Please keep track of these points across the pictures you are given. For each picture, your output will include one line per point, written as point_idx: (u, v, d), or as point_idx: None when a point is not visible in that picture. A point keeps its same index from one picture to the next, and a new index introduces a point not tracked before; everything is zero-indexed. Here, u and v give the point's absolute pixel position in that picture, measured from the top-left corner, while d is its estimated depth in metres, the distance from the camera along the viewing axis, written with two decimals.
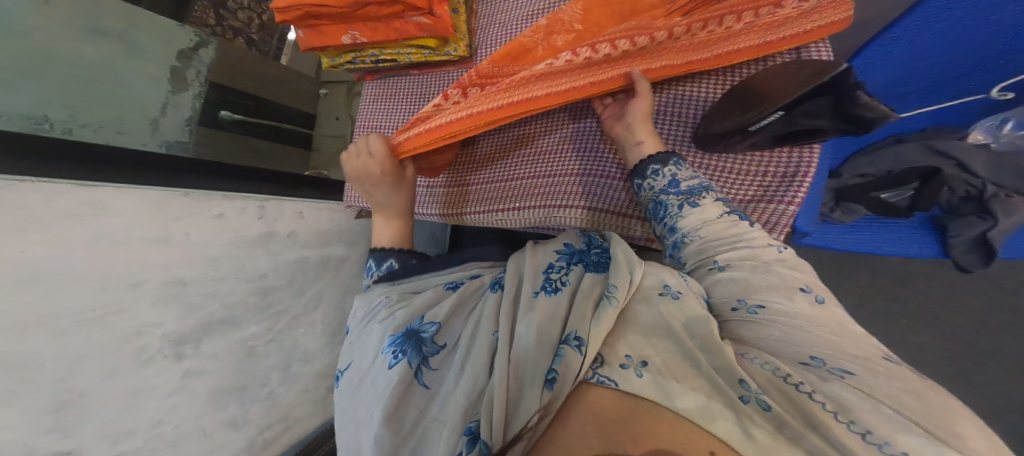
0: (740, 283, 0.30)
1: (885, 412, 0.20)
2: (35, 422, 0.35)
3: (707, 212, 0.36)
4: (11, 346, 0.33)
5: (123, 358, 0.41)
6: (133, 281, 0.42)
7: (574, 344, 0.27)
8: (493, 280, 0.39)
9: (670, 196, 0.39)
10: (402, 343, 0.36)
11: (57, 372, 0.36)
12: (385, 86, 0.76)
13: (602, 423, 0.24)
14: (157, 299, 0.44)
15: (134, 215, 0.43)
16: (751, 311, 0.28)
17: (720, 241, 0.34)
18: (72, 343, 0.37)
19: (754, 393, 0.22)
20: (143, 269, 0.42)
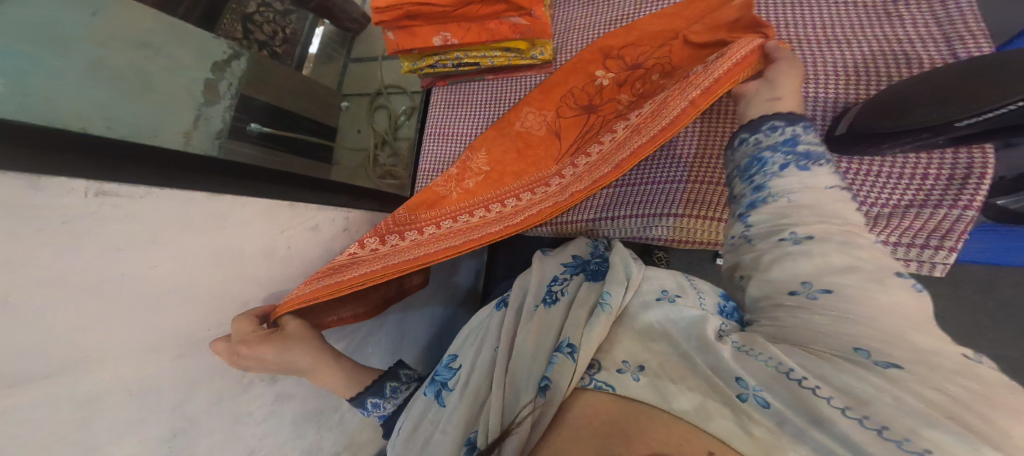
0: (819, 263, 0.31)
1: (908, 407, 0.23)
2: (159, 444, 0.53)
3: (818, 178, 0.36)
4: (153, 375, 0.50)
5: (229, 382, 0.60)
6: (244, 300, 0.60)
7: (567, 351, 0.34)
8: (499, 299, 0.48)
9: (776, 155, 0.39)
10: (429, 380, 0.43)
11: (179, 394, 0.53)
12: (456, 92, 0.87)
13: (602, 422, 0.28)
14: None
15: (251, 226, 0.56)
16: (810, 298, 0.31)
17: (823, 214, 0.34)
18: (188, 365, 0.54)
19: (751, 388, 0.27)
20: (253, 288, 0.61)
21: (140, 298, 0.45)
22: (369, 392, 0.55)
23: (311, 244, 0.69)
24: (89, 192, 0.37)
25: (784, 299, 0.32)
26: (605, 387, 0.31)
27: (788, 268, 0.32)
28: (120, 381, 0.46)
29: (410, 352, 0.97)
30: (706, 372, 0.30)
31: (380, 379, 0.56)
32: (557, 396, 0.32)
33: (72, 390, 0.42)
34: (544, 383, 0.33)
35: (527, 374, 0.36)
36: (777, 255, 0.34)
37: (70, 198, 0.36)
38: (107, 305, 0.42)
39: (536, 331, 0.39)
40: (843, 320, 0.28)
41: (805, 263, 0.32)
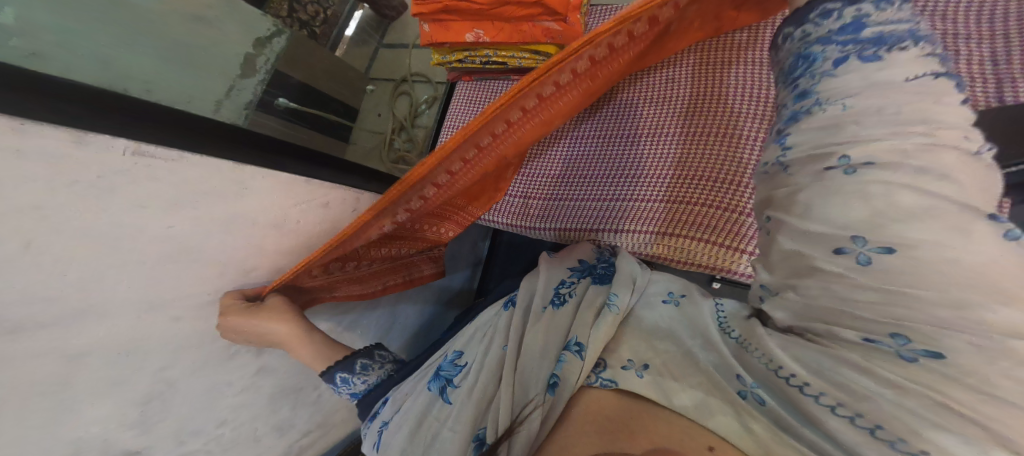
0: (879, 207, 0.24)
1: (918, 402, 0.22)
2: (137, 401, 0.54)
3: (894, 70, 0.27)
4: (144, 334, 0.51)
5: (216, 350, 0.62)
6: (247, 270, 0.62)
7: (575, 350, 0.36)
8: (506, 299, 0.50)
9: (830, 47, 0.30)
10: (432, 379, 0.44)
11: (166, 355, 0.55)
12: (480, 88, 0.91)
13: (610, 421, 0.31)
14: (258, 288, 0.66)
15: (268, 197, 0.58)
16: (860, 261, 0.24)
17: (898, 122, 0.26)
18: (180, 329, 0.55)
19: (746, 387, 0.31)
20: (258, 259, 0.62)
21: (147, 258, 0.47)
22: (339, 367, 0.55)
23: (319, 220, 0.71)
24: (127, 152, 0.39)
25: (824, 261, 0.26)
26: (610, 384, 0.33)
27: (828, 214, 0.26)
28: (114, 338, 0.48)
29: (397, 338, 0.99)
30: (707, 369, 0.34)
31: (353, 355, 0.56)
32: (564, 393, 0.34)
33: (67, 345, 0.44)
34: (554, 381, 0.36)
35: (535, 371, 0.38)
36: (817, 188, 0.27)
37: (110, 154, 0.38)
38: (114, 265, 0.44)
39: (544, 330, 0.41)
40: (887, 300, 0.24)
41: (859, 204, 0.25)
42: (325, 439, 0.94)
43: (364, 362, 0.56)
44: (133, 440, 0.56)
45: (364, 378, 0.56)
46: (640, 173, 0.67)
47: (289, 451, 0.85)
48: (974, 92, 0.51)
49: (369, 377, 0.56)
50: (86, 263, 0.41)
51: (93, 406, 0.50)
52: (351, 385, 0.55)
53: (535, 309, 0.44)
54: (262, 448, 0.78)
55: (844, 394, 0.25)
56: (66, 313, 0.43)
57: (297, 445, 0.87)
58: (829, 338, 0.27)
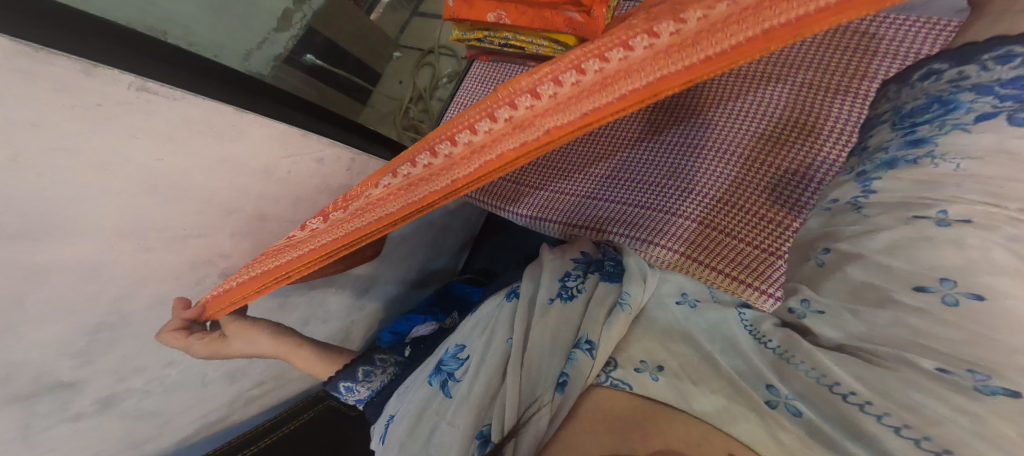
0: (974, 256, 0.26)
1: (964, 410, 0.24)
2: (81, 330, 0.52)
3: None
4: (105, 258, 0.50)
5: (179, 286, 0.61)
6: (228, 210, 0.61)
7: (586, 349, 0.42)
8: (511, 292, 0.56)
9: (950, 100, 0.36)
10: (437, 374, 0.50)
11: (126, 285, 0.54)
12: (491, 68, 1.01)
13: (625, 420, 0.36)
14: (236, 231, 0.65)
15: (260, 144, 0.61)
16: (947, 300, 0.26)
17: (984, 186, 0.28)
18: (144, 259, 0.54)
19: (778, 396, 0.34)
20: (238, 202, 0.62)
21: (129, 184, 0.48)
22: (344, 375, 0.76)
23: (311, 173, 0.73)
24: (132, 86, 0.43)
25: (902, 294, 0.29)
26: (620, 384, 0.39)
27: (918, 255, 0.29)
28: (80, 259, 0.48)
29: (371, 302, 1.00)
30: (728, 373, 0.38)
31: (355, 364, 0.77)
32: (573, 391, 0.40)
33: (28, 259, 0.43)
34: (563, 380, 0.41)
35: (545, 369, 0.43)
36: (899, 237, 0.30)
37: (115, 86, 0.42)
38: (97, 187, 0.45)
39: (552, 327, 0.47)
40: (969, 341, 0.25)
41: (951, 252, 0.27)
42: (278, 392, 0.92)
43: (366, 369, 0.76)
44: (71, 371, 0.53)
45: (365, 381, 0.76)
46: (681, 188, 0.66)
47: (236, 400, 0.82)
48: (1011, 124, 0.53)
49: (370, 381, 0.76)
50: (70, 184, 0.43)
51: (38, 328, 0.48)
52: (358, 388, 0.75)
53: (542, 301, 0.50)
54: (207, 396, 0.75)
55: (893, 405, 0.28)
56: (36, 226, 0.42)
57: (245, 396, 0.84)
58: (895, 360, 0.29)
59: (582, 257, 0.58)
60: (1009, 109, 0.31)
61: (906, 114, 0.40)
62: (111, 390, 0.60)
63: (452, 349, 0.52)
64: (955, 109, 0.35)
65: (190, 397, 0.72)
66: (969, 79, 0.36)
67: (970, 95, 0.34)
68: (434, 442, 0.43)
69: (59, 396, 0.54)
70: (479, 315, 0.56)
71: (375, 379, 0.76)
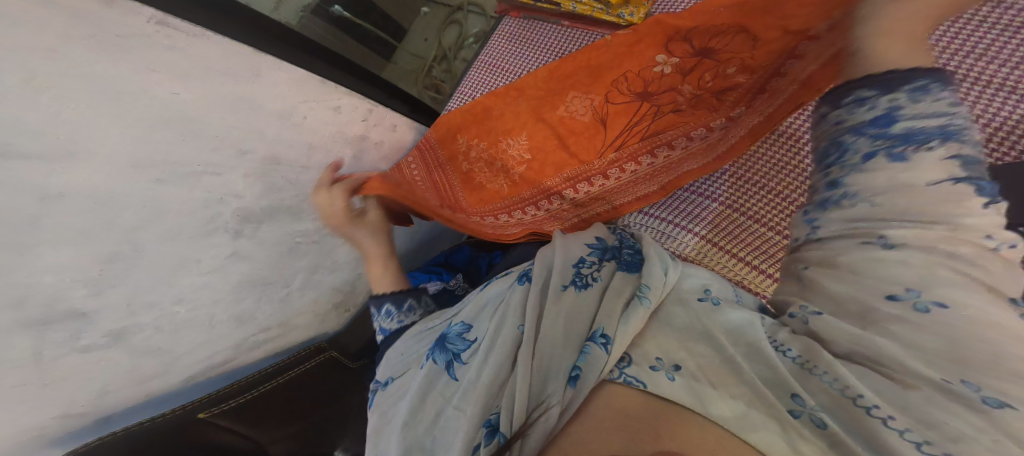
0: (927, 275, 0.32)
1: (972, 419, 0.27)
2: (91, 263, 0.49)
3: (928, 172, 0.35)
4: (117, 186, 0.48)
5: (192, 222, 0.59)
6: (243, 151, 0.61)
7: (601, 343, 0.42)
8: (521, 275, 0.55)
9: (852, 136, 0.41)
10: (437, 353, 0.51)
11: (138, 220, 0.52)
12: (525, 24, 0.95)
13: (636, 424, 0.37)
14: (251, 173, 0.64)
15: (277, 87, 0.62)
16: (918, 308, 0.31)
17: (920, 214, 0.34)
18: (156, 193, 0.52)
19: (802, 407, 0.35)
20: (254, 144, 0.62)
21: (146, 113, 0.46)
22: (389, 297, 0.68)
23: (327, 121, 0.74)
24: (152, 20, 0.43)
25: (882, 304, 0.33)
26: (635, 383, 0.40)
27: (888, 274, 0.33)
28: (94, 187, 0.45)
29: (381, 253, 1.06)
30: (750, 381, 0.38)
31: (405, 292, 0.69)
32: (585, 386, 0.40)
33: (44, 180, 0.41)
34: (575, 374, 0.41)
35: (557, 359, 0.43)
36: (858, 259, 0.36)
37: (136, 19, 0.42)
38: (111, 113, 0.43)
39: (566, 316, 0.47)
40: (953, 352, 0.29)
41: (906, 271, 0.33)
42: (282, 339, 0.94)
43: (411, 305, 0.68)
44: (85, 299, 0.51)
45: (402, 316, 0.67)
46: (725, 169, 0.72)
47: (242, 344, 0.84)
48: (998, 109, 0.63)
49: (404, 320, 0.67)
50: (85, 105, 0.41)
51: (53, 252, 0.45)
52: (391, 318, 0.67)
53: (555, 287, 0.50)
54: (213, 336, 0.75)
55: (905, 416, 0.29)
56: (52, 148, 0.40)
57: (251, 341, 0.86)
58: (904, 373, 0.31)
59: (597, 243, 0.59)
60: (884, 148, 0.38)
61: (818, 155, 0.45)
62: (122, 324, 0.58)
63: (456, 328, 0.53)
64: (847, 149, 0.41)
65: (198, 336, 0.72)
66: (846, 121, 0.42)
67: (850, 137, 0.41)
68: (439, 425, 0.43)
69: (69, 326, 0.51)
70: (487, 298, 0.55)
71: (411, 319, 0.67)
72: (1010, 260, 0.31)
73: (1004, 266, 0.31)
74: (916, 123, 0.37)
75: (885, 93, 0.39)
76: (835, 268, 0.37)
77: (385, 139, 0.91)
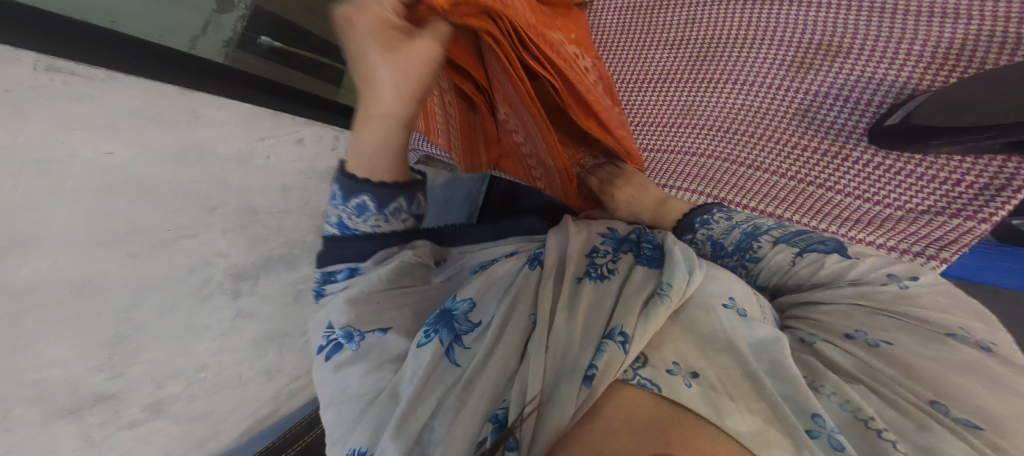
0: (862, 319, 0.44)
1: (931, 424, 0.34)
2: (86, 357, 0.48)
3: (779, 257, 0.53)
4: (85, 271, 0.45)
5: (186, 291, 0.57)
6: (212, 206, 0.57)
7: (620, 340, 0.37)
8: (532, 258, 0.52)
9: (729, 257, 0.57)
10: (437, 324, 0.45)
11: (122, 302, 0.49)
12: None
13: (648, 430, 0.32)
14: (224, 226, 0.60)
15: (224, 129, 0.58)
16: (870, 342, 0.42)
17: (852, 287, 0.47)
18: (138, 268, 0.50)
19: (822, 427, 0.33)
20: (220, 198, 0.58)
21: (94, 185, 0.44)
22: (370, 188, 0.52)
23: (293, 157, 0.71)
24: (38, 66, 0.37)
25: (842, 339, 0.43)
26: (650, 385, 0.35)
27: (829, 315, 0.46)
28: (65, 275, 0.43)
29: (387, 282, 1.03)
30: (773, 399, 0.35)
31: (393, 190, 0.54)
32: (600, 385, 0.35)
33: (6, 277, 0.38)
34: (591, 373, 0.36)
35: (573, 360, 0.38)
36: (824, 310, 0.46)
37: (19, 67, 0.36)
38: (54, 195, 0.40)
39: (583, 312, 0.42)
40: (911, 370, 0.38)
41: (847, 319, 0.45)
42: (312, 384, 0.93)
43: (399, 206, 0.55)
44: (103, 383, 0.51)
45: (374, 221, 0.54)
46: (702, 77, 0.90)
47: (279, 395, 0.83)
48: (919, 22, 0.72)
49: (382, 226, 0.55)
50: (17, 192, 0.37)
51: (51, 347, 0.44)
52: (362, 218, 0.54)
53: (570, 279, 0.47)
54: (250, 393, 0.76)
55: (903, 438, 0.33)
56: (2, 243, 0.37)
57: (287, 390, 0.84)
58: (885, 388, 0.38)
59: (611, 234, 0.56)
60: (744, 257, 0.56)
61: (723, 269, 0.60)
62: (155, 396, 0.59)
63: (463, 306, 0.47)
64: (732, 263, 0.57)
65: (235, 396, 0.73)
66: (705, 250, 0.60)
67: (722, 260, 0.58)
68: (437, 416, 0.39)
69: (106, 406, 0.53)
70: (495, 278, 0.51)
71: (393, 225, 0.56)
72: (918, 291, 0.45)
73: (925, 300, 0.44)
74: (729, 238, 0.58)
75: (696, 233, 0.62)
76: (812, 319, 0.47)
77: None
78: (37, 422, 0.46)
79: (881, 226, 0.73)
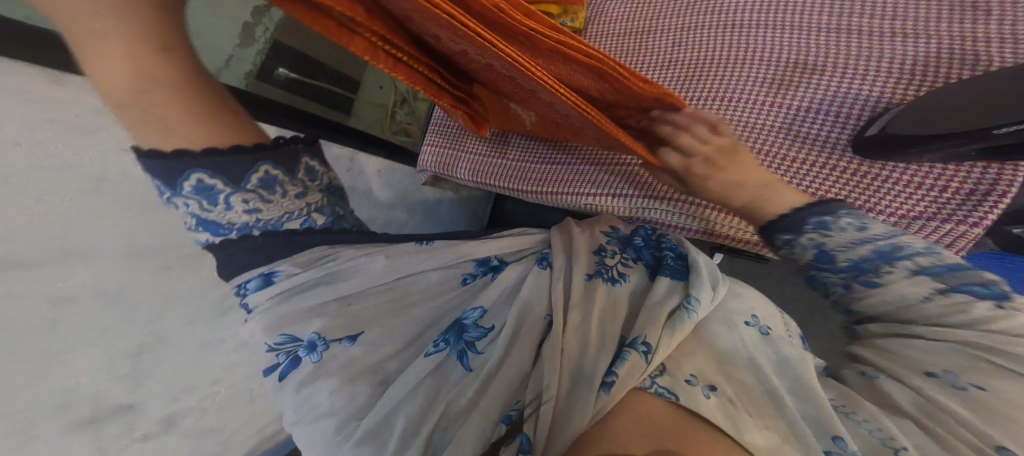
0: (962, 361, 0.34)
1: None
2: (112, 367, 0.49)
3: (911, 288, 0.37)
4: (121, 280, 0.47)
5: (210, 303, 0.58)
6: None
7: (642, 350, 0.37)
8: (540, 255, 0.51)
9: (836, 274, 0.40)
10: (448, 333, 0.43)
11: (150, 313, 0.51)
12: None
13: (664, 437, 0.33)
14: None
15: None
16: (959, 385, 0.34)
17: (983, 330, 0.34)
18: (168, 279, 0.52)
19: (842, 450, 0.32)
20: None
21: (137, 200, 0.47)
22: (202, 162, 0.33)
23: None
24: None
25: (920, 380, 0.36)
26: (668, 395, 0.36)
27: (918, 354, 0.37)
28: (102, 284, 0.46)
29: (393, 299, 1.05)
30: (792, 418, 0.35)
31: (256, 150, 0.36)
32: (619, 393, 0.35)
33: (52, 286, 0.41)
34: (610, 380, 0.36)
35: (591, 365, 0.38)
36: (899, 340, 0.38)
37: None
38: (96, 210, 0.44)
39: (598, 315, 0.42)
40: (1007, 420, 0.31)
41: (936, 356, 0.36)
42: None
43: (267, 176, 0.36)
44: (124, 394, 0.52)
45: (242, 205, 0.36)
46: None
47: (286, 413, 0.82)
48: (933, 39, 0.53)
49: (263, 210, 0.37)
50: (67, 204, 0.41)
51: (80, 355, 0.46)
52: (219, 205, 0.35)
53: (581, 277, 0.46)
54: (259, 408, 0.73)
55: None
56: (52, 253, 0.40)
57: None
58: (957, 437, 0.32)
59: (615, 232, 0.56)
60: (861, 276, 0.39)
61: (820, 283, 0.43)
62: (170, 410, 0.59)
63: (472, 314, 0.45)
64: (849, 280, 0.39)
65: (246, 410, 0.72)
66: (800, 257, 0.43)
67: (822, 272, 0.41)
68: (446, 419, 0.38)
69: (122, 419, 0.53)
70: (512, 283, 0.48)
71: (285, 207, 0.39)
72: None
73: None
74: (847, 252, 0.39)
75: (801, 236, 0.42)
76: (891, 352, 0.38)
77: (372, 186, 0.93)
78: (57, 431, 0.46)
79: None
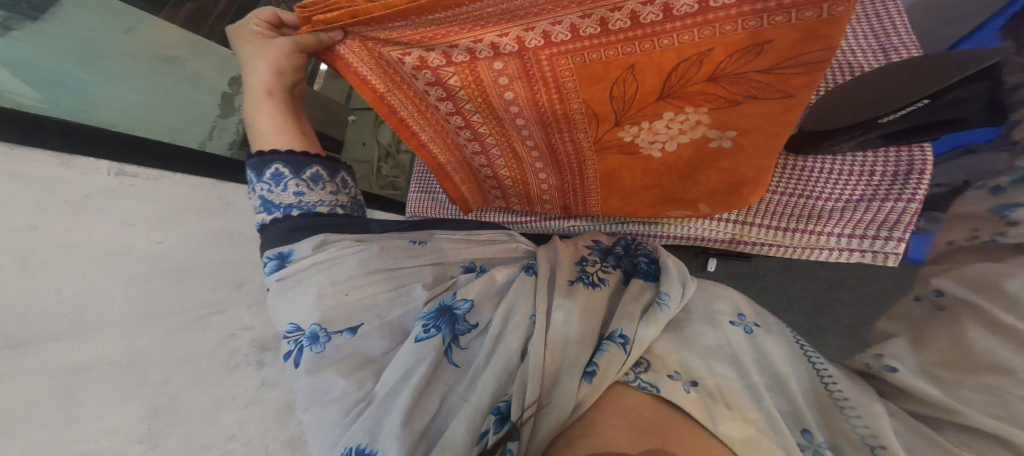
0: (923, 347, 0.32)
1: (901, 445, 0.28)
2: (130, 430, 0.47)
3: None
4: (132, 344, 0.49)
5: (221, 359, 0.58)
6: (239, 282, 0.64)
7: (620, 342, 0.39)
8: (528, 265, 0.53)
9: None
10: (436, 320, 0.45)
11: (164, 372, 0.51)
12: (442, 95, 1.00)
13: (634, 426, 0.34)
14: (250, 301, 0.65)
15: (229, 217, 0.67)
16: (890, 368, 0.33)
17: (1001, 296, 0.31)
18: (178, 339, 0.54)
19: (809, 443, 0.32)
20: (243, 276, 0.65)
21: None
22: (281, 157, 0.56)
23: None
24: (110, 172, 0.54)
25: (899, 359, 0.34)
26: (649, 388, 0.37)
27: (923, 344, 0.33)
28: (113, 349, 0.48)
29: None
30: (769, 410, 0.34)
31: (305, 159, 0.57)
32: (600, 383, 0.37)
33: (66, 357, 0.44)
34: (592, 369, 0.38)
35: (573, 355, 0.39)
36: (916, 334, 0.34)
37: (96, 174, 0.52)
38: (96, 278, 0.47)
39: (579, 312, 0.43)
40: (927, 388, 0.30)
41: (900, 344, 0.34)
42: None
43: (315, 173, 0.57)
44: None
45: (292, 188, 0.55)
46: None
47: None
48: (865, 60, 0.58)
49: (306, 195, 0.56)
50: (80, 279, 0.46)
51: (99, 419, 0.45)
52: (280, 188, 0.55)
53: (563, 281, 0.48)
54: None
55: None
56: (59, 327, 0.44)
57: None
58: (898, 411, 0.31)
59: (597, 245, 0.59)
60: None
61: None
62: None
63: (463, 308, 0.46)
64: None
65: None
66: None
67: None
68: (438, 414, 0.39)
69: None
70: (499, 287, 0.50)
71: (320, 196, 0.57)
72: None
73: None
74: None
75: None
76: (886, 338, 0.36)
77: None
78: None
79: (822, 224, 0.58)
